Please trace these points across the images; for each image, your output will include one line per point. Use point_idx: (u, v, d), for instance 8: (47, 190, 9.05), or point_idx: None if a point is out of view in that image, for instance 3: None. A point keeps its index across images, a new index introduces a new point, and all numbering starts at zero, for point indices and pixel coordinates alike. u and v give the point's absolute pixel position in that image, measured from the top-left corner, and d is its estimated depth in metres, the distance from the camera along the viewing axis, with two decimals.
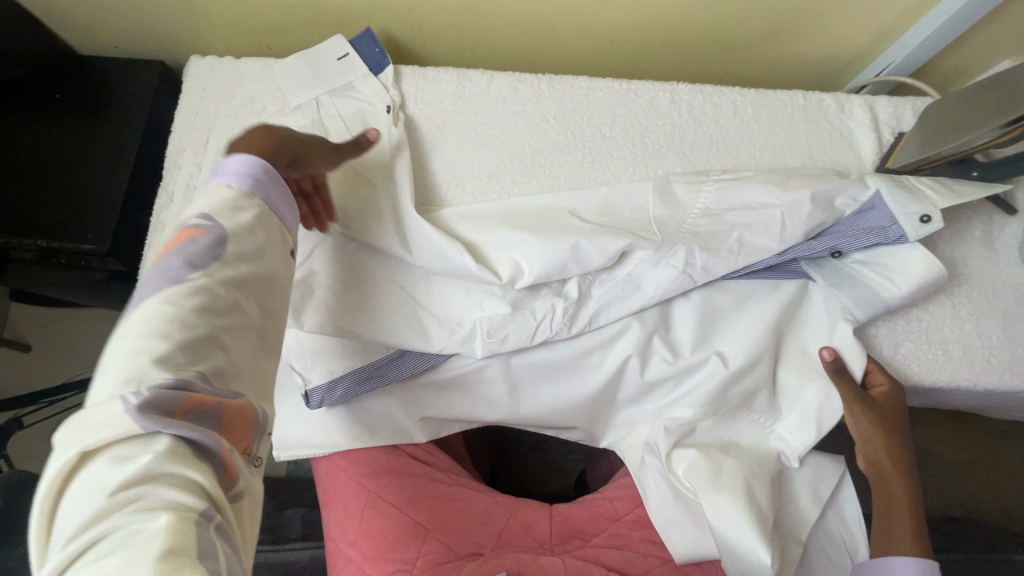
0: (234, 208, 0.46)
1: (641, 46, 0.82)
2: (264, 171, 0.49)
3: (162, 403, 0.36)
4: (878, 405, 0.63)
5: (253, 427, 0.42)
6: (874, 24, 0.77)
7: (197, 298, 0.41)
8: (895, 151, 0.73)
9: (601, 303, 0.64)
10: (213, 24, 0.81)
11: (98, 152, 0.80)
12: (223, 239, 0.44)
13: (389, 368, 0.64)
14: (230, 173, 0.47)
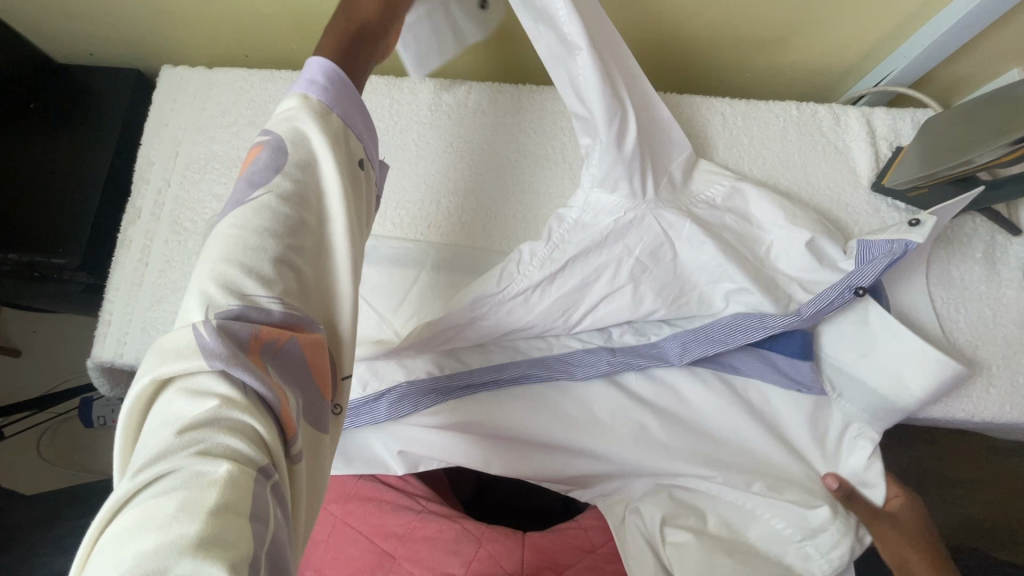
0: (295, 117, 0.42)
1: (628, 52, 0.78)
2: (331, 77, 0.43)
3: (233, 335, 0.33)
4: (897, 521, 0.62)
5: (324, 371, 0.38)
6: (873, 29, 0.73)
7: (261, 218, 0.37)
8: (891, 168, 0.69)
9: (590, 300, 0.62)
10: (188, 32, 0.79)
11: (75, 167, 0.81)
12: (282, 149, 0.40)
13: (363, 410, 0.63)
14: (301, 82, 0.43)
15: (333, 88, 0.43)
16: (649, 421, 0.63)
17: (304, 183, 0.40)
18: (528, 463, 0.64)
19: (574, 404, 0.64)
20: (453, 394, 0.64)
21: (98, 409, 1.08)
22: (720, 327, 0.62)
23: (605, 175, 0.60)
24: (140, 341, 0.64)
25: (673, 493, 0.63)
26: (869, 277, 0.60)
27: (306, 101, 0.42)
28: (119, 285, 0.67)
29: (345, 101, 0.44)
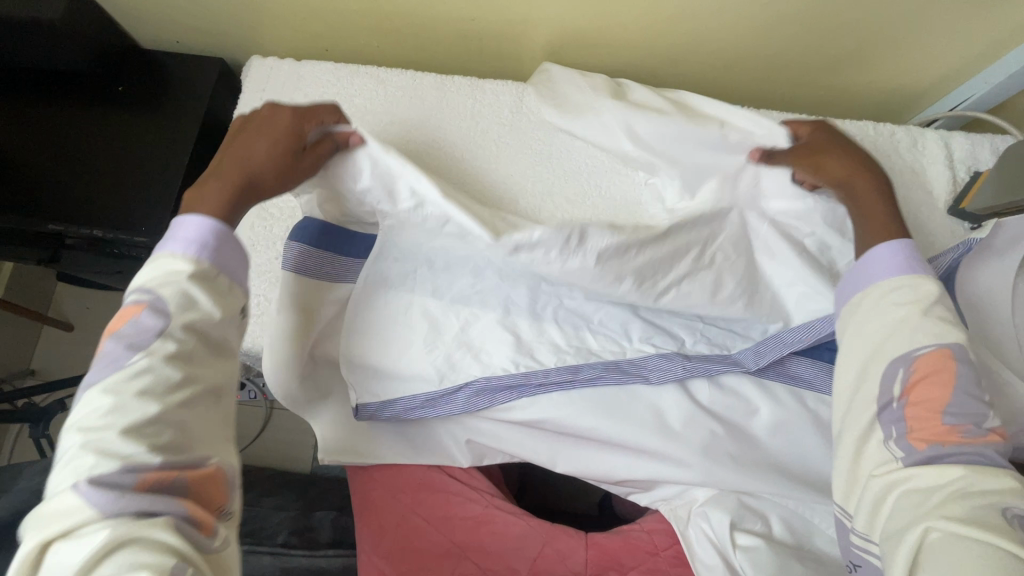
0: (176, 276, 0.45)
1: (704, 67, 0.79)
2: (217, 233, 0.48)
3: (116, 485, 0.38)
4: (821, 143, 0.64)
5: (228, 488, 0.43)
6: (955, 56, 0.74)
7: (139, 379, 0.41)
8: (974, 189, 0.69)
9: (667, 303, 0.63)
10: (278, 25, 0.82)
11: (157, 149, 0.83)
12: (160, 308, 0.44)
13: (441, 400, 0.65)
14: (185, 240, 0.48)
15: (215, 248, 0.48)
16: (722, 432, 0.63)
17: (196, 325, 0.45)
18: (597, 460, 0.65)
19: (643, 408, 0.64)
20: (524, 390, 0.64)
21: None
22: (791, 330, 0.63)
23: None
24: None
25: (742, 500, 0.63)
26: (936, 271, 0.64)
27: (193, 263, 0.46)
28: None
29: (228, 256, 0.49)
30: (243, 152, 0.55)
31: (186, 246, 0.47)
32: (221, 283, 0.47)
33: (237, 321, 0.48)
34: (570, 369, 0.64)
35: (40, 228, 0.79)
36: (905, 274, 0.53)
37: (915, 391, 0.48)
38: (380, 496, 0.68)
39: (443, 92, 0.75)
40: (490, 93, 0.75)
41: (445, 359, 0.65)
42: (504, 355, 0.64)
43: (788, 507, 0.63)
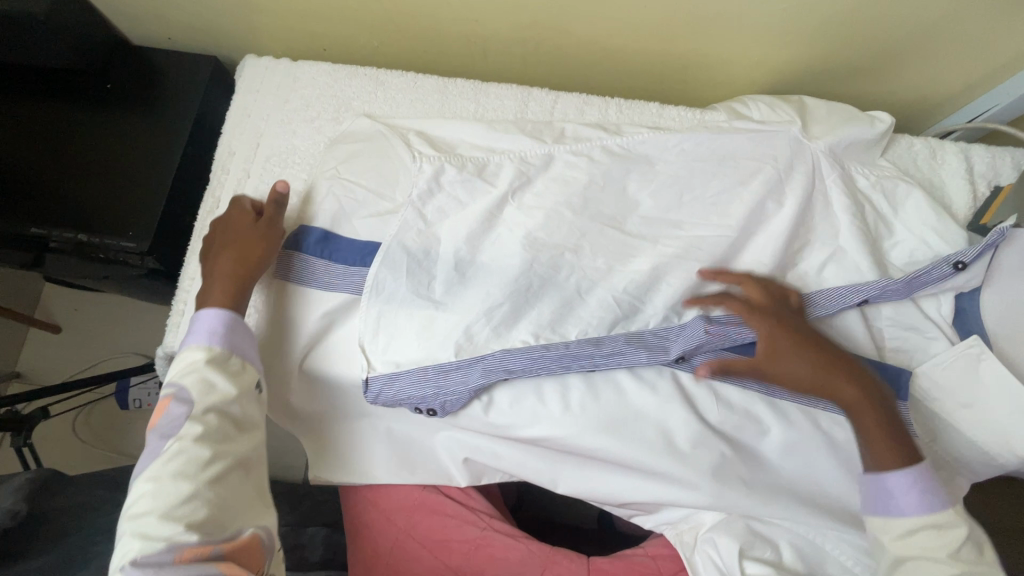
0: (194, 369, 0.54)
1: (716, 74, 0.76)
2: (223, 323, 0.57)
3: (158, 563, 0.46)
4: (776, 329, 0.58)
5: (257, 552, 0.51)
6: (974, 68, 0.72)
7: (176, 464, 0.50)
8: (993, 206, 0.67)
9: (672, 294, 0.62)
10: (275, 24, 0.79)
11: (147, 149, 0.80)
12: (184, 400, 0.53)
13: (451, 376, 0.60)
14: (198, 336, 0.56)
15: (227, 333, 0.56)
16: (735, 455, 0.60)
17: (215, 407, 0.53)
18: (602, 481, 0.62)
19: (651, 425, 0.60)
20: (529, 372, 0.61)
21: (135, 393, 1.16)
22: (814, 299, 0.62)
23: (688, 209, 0.64)
24: None
25: (751, 525, 0.60)
26: (971, 254, 0.60)
27: (204, 353, 0.55)
28: (197, 274, 0.66)
29: (236, 341, 0.57)
30: (226, 254, 0.61)
31: (201, 340, 0.56)
32: (229, 361, 0.56)
33: (255, 395, 0.57)
34: (593, 348, 0.61)
35: (22, 232, 0.76)
36: (930, 505, 0.51)
37: None
38: (375, 518, 0.66)
39: (445, 95, 0.72)
40: (494, 98, 0.72)
41: (464, 330, 0.61)
42: (525, 328, 0.62)
43: (801, 536, 0.60)
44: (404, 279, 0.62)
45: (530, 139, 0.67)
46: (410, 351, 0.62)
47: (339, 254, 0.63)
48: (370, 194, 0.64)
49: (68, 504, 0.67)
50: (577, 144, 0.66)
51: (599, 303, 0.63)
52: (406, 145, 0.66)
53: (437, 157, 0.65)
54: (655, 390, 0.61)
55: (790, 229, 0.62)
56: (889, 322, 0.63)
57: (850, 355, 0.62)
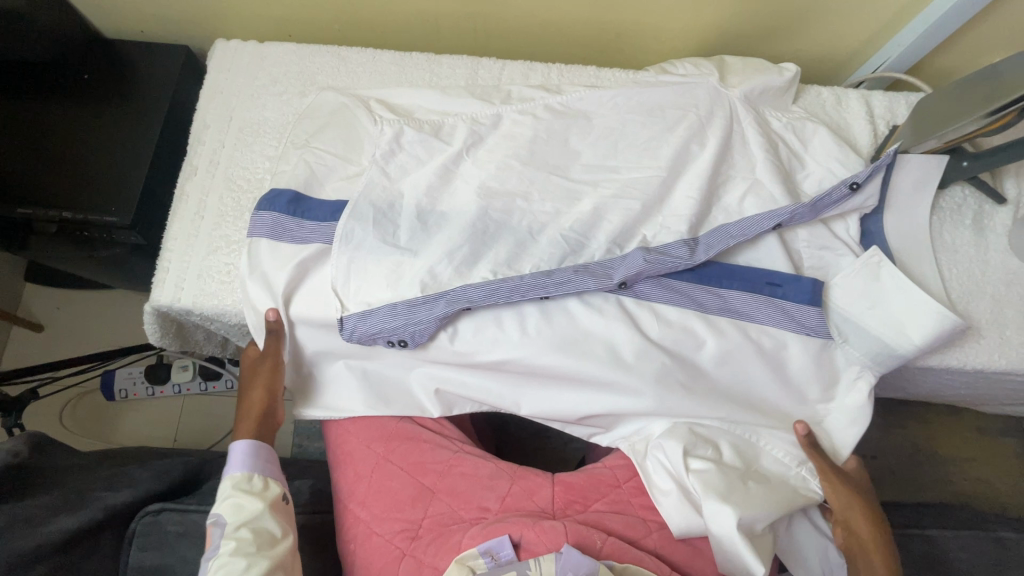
0: (225, 496, 0.61)
1: (648, 39, 0.85)
2: (244, 447, 0.64)
3: None
4: (851, 479, 0.66)
5: None
6: (870, 23, 0.81)
7: None
8: (889, 142, 0.75)
9: (615, 226, 0.69)
10: (240, 12, 0.85)
11: (125, 132, 0.86)
12: (220, 524, 0.59)
13: (421, 307, 0.66)
14: (226, 466, 0.63)
15: (253, 457, 0.64)
16: (676, 365, 0.67)
17: (248, 521, 0.59)
18: (559, 396, 0.69)
19: (597, 341, 0.67)
20: (491, 301, 0.66)
21: (121, 382, 1.20)
22: (737, 223, 0.69)
23: (623, 153, 0.72)
24: (197, 287, 0.69)
25: (692, 427, 0.67)
26: (863, 174, 0.68)
27: (231, 478, 0.62)
28: (176, 235, 0.72)
29: (257, 461, 0.64)
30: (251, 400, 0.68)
31: (229, 470, 0.63)
32: (254, 480, 0.62)
33: (281, 506, 0.63)
34: (545, 278, 0.67)
35: (9, 215, 0.80)
36: None
37: None
38: (355, 447, 0.72)
39: (402, 67, 0.79)
40: (447, 68, 0.79)
41: (428, 271, 0.67)
42: (484, 266, 0.68)
43: (737, 433, 0.67)
44: (370, 228, 0.68)
45: (480, 101, 0.73)
46: (379, 292, 0.67)
47: (312, 213, 0.69)
48: (338, 160, 0.71)
49: (62, 460, 0.72)
50: (523, 103, 0.73)
51: (549, 242, 0.69)
52: (367, 111, 0.73)
53: (395, 120, 0.71)
54: (601, 312, 0.68)
55: (711, 166, 0.70)
56: (805, 243, 0.72)
57: (770, 273, 0.70)
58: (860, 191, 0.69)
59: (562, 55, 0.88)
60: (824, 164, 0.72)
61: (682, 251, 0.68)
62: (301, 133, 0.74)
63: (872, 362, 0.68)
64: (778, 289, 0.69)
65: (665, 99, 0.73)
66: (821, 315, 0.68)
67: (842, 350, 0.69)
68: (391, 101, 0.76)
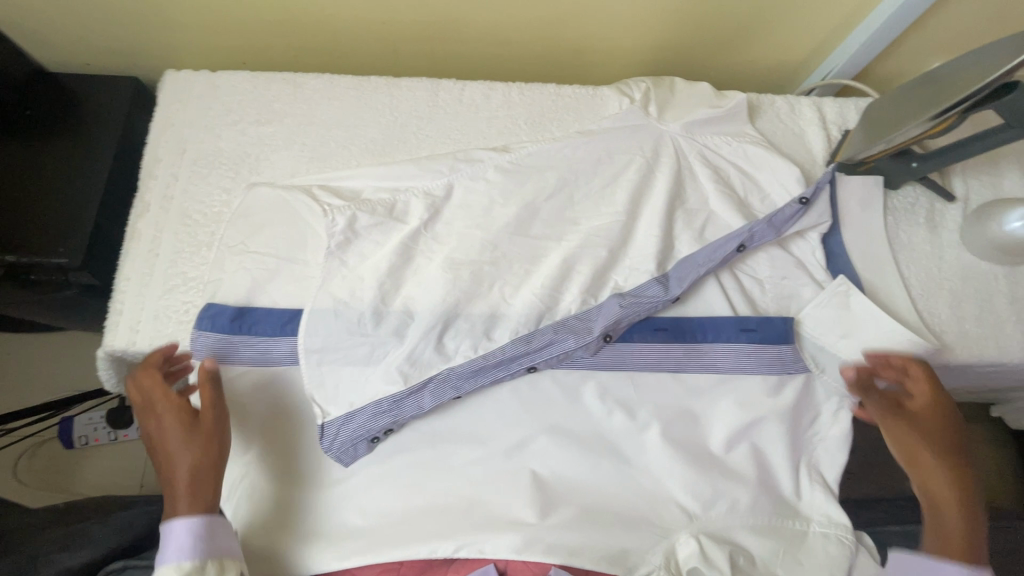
0: None
1: (606, 54, 0.85)
2: (199, 528, 0.56)
3: None
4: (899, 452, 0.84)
5: None
6: (817, 32, 0.84)
7: None
8: (842, 148, 0.77)
9: (580, 245, 0.70)
10: (190, 40, 0.82)
11: (72, 170, 0.82)
12: None
13: (408, 401, 0.66)
14: (173, 551, 0.55)
15: (203, 540, 0.56)
16: (665, 449, 0.66)
17: None
18: (550, 491, 0.66)
19: (584, 427, 0.67)
20: (485, 371, 0.67)
21: (80, 429, 1.14)
22: (704, 251, 0.70)
23: (585, 169, 0.73)
24: (153, 328, 0.66)
25: (669, 437, 0.67)
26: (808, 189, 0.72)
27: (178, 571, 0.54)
28: (129, 275, 0.69)
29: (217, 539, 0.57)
30: (185, 474, 0.58)
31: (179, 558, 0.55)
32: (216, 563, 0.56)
33: None
34: (526, 345, 0.67)
35: None
36: None
37: None
38: None
39: (360, 90, 0.78)
40: (407, 90, 0.78)
41: (405, 357, 0.66)
42: (461, 347, 0.67)
43: (754, 523, 0.65)
44: (334, 330, 0.65)
45: (428, 172, 0.72)
46: (347, 395, 0.66)
47: (261, 325, 0.66)
48: (281, 262, 0.68)
49: (14, 521, 0.67)
50: (471, 167, 0.72)
51: (523, 265, 0.70)
52: (311, 198, 0.69)
53: (346, 207, 0.68)
54: (577, 394, 0.68)
55: (672, 181, 0.72)
56: (770, 250, 0.73)
57: (742, 318, 0.70)
58: (808, 207, 0.72)
59: (526, 74, 0.89)
60: (780, 173, 0.74)
61: (657, 289, 0.69)
62: (235, 234, 0.69)
63: (850, 392, 0.69)
64: (753, 335, 0.69)
65: (624, 116, 0.74)
66: (796, 351, 0.69)
67: (821, 381, 0.69)
68: (333, 186, 0.72)
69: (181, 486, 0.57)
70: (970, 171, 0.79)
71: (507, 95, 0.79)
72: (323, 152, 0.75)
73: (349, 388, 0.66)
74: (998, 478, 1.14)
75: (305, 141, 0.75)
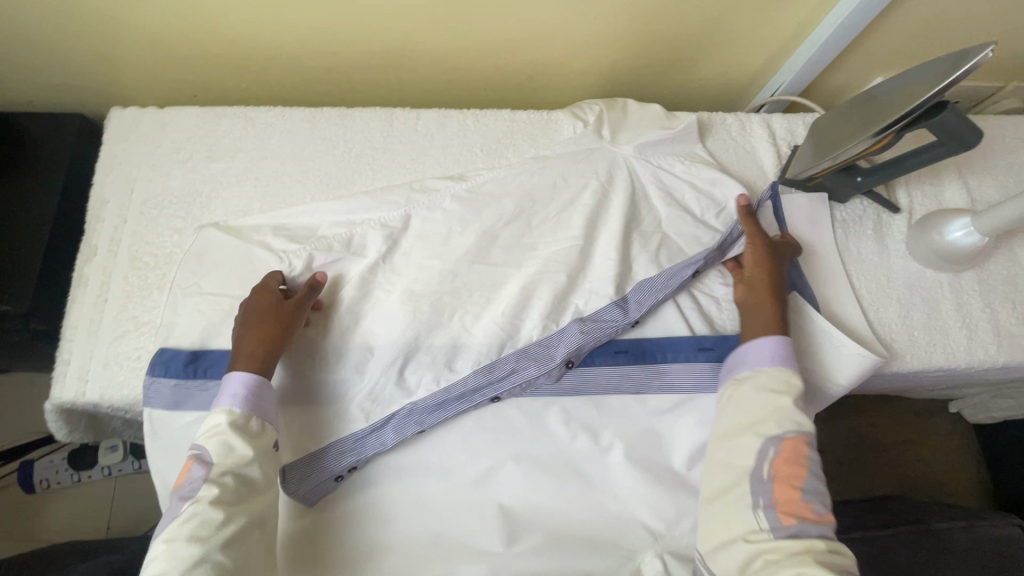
0: (228, 434, 0.56)
1: (561, 77, 0.86)
2: (256, 388, 0.59)
3: None
4: None
5: None
6: (763, 50, 0.86)
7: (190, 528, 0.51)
8: (791, 164, 0.79)
9: (539, 271, 0.70)
10: (137, 76, 0.81)
11: (16, 213, 0.79)
12: (208, 461, 0.55)
13: (371, 437, 0.66)
14: (228, 395, 0.58)
15: (253, 398, 0.58)
16: (629, 468, 0.67)
17: (236, 470, 0.55)
18: (518, 520, 0.66)
19: (550, 454, 0.68)
20: (448, 404, 0.67)
21: (40, 472, 1.09)
22: (661, 276, 0.71)
23: (542, 193, 0.73)
24: (104, 377, 0.65)
25: (633, 459, 0.68)
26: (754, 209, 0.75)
27: (228, 415, 0.57)
28: (78, 322, 0.67)
29: (264, 406, 0.59)
30: (256, 345, 0.60)
31: (230, 401, 0.57)
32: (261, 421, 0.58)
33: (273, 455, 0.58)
34: (488, 374, 0.68)
35: None
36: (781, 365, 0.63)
37: (776, 468, 0.56)
38: None
39: (313, 123, 0.77)
40: (361, 121, 0.78)
41: (367, 393, 0.67)
42: (423, 379, 0.68)
43: None
44: (294, 370, 0.67)
45: (385, 204, 0.71)
46: (307, 441, 0.66)
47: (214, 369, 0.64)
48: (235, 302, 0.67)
49: None
50: (428, 197, 0.72)
51: (483, 293, 0.70)
52: (264, 242, 0.69)
53: (301, 247, 0.68)
54: (542, 420, 0.68)
55: (626, 204, 0.73)
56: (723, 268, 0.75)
57: (700, 337, 0.71)
58: None
59: (483, 99, 0.89)
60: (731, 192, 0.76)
61: (616, 312, 0.70)
62: (187, 274, 0.68)
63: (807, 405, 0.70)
64: (711, 353, 0.70)
65: (578, 140, 0.75)
66: None
67: None
68: (288, 222, 0.71)
69: (252, 356, 0.60)
70: (913, 183, 0.82)
71: (462, 122, 0.79)
72: (278, 185, 0.74)
73: (314, 432, 0.66)
74: (959, 470, 1.18)
75: (259, 176, 0.75)
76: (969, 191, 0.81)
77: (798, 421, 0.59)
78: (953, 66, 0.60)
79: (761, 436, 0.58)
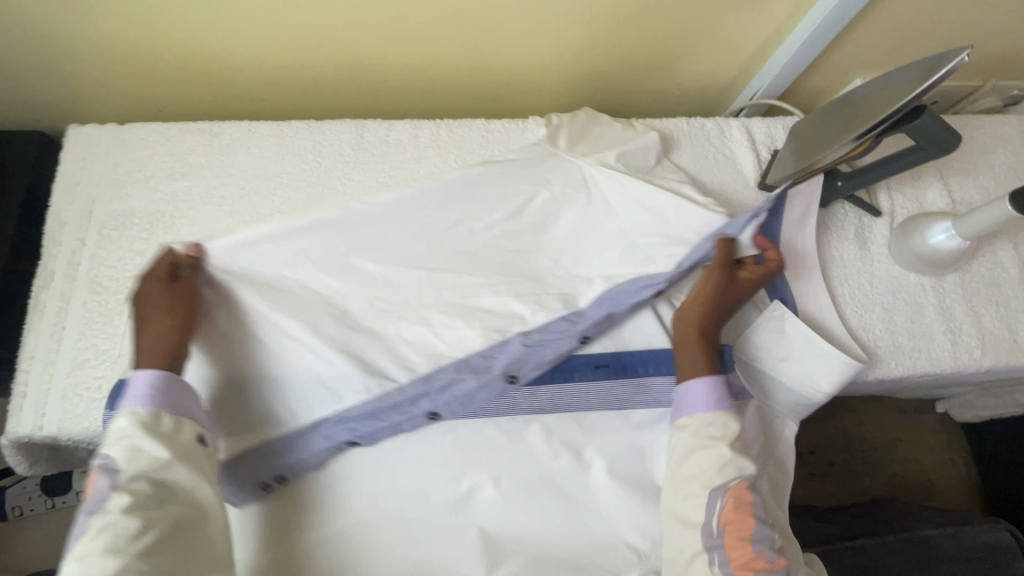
0: (138, 436, 0.53)
1: (536, 85, 0.84)
2: (161, 382, 0.56)
3: None
4: None
5: None
6: (741, 53, 0.85)
7: (103, 539, 0.48)
8: (772, 170, 0.77)
9: None
10: (95, 92, 0.78)
11: None
12: (113, 467, 0.52)
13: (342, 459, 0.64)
14: (134, 395, 0.55)
15: (159, 393, 0.56)
16: (611, 486, 0.66)
17: (151, 472, 0.52)
18: (499, 544, 0.64)
19: (530, 474, 0.66)
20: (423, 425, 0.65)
21: (12, 499, 1.04)
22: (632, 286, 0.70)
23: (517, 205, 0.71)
24: (62, 409, 0.62)
25: (616, 476, 0.66)
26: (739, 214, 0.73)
27: (134, 417, 0.54)
28: (34, 353, 0.64)
29: (174, 399, 0.56)
30: (154, 335, 0.59)
31: (136, 401, 0.55)
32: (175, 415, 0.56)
33: (196, 452, 0.56)
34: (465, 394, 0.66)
35: None
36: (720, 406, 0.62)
37: (726, 522, 0.57)
38: None
39: (280, 137, 0.75)
40: (330, 134, 0.75)
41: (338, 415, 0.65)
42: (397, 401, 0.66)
43: None
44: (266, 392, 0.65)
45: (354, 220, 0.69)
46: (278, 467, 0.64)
47: None
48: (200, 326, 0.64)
49: None
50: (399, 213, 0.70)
51: None
52: None
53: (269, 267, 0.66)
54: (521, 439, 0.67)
55: None
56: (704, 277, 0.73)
57: None
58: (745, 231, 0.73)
59: (457, 108, 0.87)
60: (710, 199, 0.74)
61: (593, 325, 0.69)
62: None
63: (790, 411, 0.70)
64: None
65: (552, 150, 0.73)
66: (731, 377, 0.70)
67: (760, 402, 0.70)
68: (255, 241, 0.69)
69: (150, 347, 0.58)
70: (893, 185, 0.81)
71: (434, 133, 0.77)
72: (244, 202, 0.72)
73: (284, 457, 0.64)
74: (948, 467, 1.18)
75: (224, 194, 0.72)
76: (949, 194, 0.81)
77: (739, 467, 0.60)
78: (927, 71, 0.58)
79: (706, 491, 0.59)
